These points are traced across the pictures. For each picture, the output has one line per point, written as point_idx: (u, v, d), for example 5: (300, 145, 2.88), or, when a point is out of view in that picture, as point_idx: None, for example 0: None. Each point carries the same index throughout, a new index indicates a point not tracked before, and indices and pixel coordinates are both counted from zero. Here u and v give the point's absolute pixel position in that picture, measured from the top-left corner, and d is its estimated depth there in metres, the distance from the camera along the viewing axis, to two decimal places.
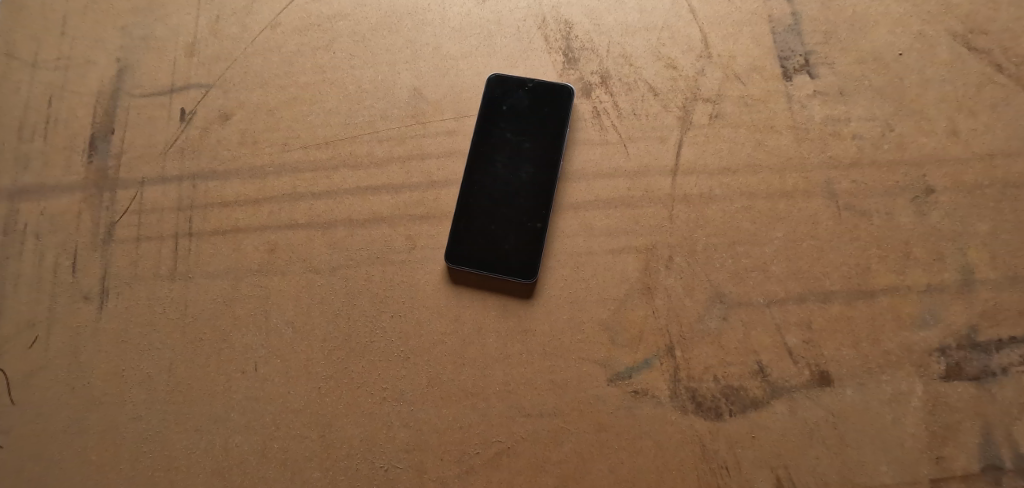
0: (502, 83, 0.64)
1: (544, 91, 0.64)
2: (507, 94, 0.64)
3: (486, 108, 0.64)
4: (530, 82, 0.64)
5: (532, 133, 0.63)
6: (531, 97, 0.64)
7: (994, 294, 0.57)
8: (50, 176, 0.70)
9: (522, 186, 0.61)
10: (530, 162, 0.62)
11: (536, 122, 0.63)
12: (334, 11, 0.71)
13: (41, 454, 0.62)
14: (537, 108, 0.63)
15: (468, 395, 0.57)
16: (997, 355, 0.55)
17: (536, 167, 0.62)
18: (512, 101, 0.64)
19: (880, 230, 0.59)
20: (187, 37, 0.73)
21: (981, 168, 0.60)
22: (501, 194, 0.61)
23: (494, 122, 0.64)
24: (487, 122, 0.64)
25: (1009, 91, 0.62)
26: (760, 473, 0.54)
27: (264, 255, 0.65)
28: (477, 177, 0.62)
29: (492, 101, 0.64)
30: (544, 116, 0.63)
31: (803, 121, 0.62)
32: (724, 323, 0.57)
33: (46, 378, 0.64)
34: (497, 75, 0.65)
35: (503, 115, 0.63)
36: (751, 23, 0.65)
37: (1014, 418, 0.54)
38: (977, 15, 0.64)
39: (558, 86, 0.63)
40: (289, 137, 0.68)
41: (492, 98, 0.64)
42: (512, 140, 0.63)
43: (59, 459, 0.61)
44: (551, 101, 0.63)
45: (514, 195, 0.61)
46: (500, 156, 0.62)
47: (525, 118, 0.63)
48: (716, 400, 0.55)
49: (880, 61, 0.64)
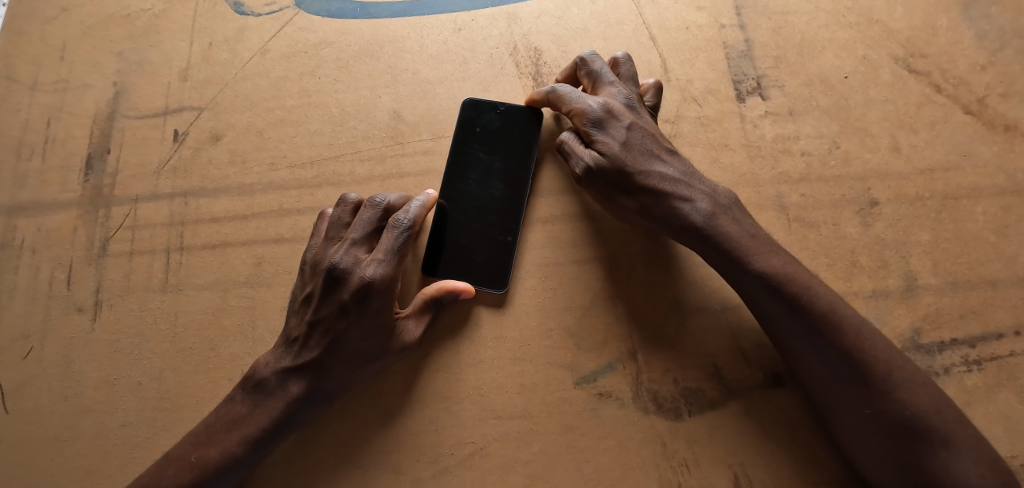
0: (475, 106, 0.68)
1: (513, 112, 0.68)
2: (480, 115, 0.68)
3: (460, 129, 0.68)
4: (501, 105, 0.68)
5: (502, 152, 0.67)
6: (502, 119, 0.68)
7: (935, 299, 0.61)
8: (48, 193, 0.74)
9: (494, 202, 0.65)
10: (500, 177, 0.66)
11: (505, 142, 0.67)
12: (320, 39, 0.76)
13: (33, 460, 0.65)
14: (508, 130, 0.67)
15: (442, 398, 0.61)
16: (940, 356, 0.59)
17: (507, 183, 0.66)
18: (484, 122, 0.68)
19: (827, 241, 0.63)
20: (181, 63, 0.77)
21: (922, 182, 0.65)
22: (473, 209, 0.65)
23: (467, 142, 0.67)
24: (461, 142, 0.67)
25: (948, 110, 0.67)
26: (716, 470, 0.57)
27: (251, 267, 0.68)
28: (451, 191, 0.66)
29: (466, 122, 0.68)
30: (513, 135, 0.67)
31: (755, 139, 0.67)
32: (683, 328, 0.61)
33: (38, 388, 0.67)
34: (471, 98, 0.69)
35: (476, 135, 0.67)
36: (707, 48, 0.70)
37: None
38: (917, 41, 0.70)
39: (527, 108, 0.68)
40: (276, 157, 0.72)
41: (466, 118, 0.68)
42: (485, 158, 0.66)
43: (51, 465, 0.64)
44: (520, 123, 0.68)
45: (486, 209, 0.65)
46: (473, 173, 0.66)
47: (497, 138, 0.67)
48: (675, 401, 0.59)
49: (827, 83, 0.68)
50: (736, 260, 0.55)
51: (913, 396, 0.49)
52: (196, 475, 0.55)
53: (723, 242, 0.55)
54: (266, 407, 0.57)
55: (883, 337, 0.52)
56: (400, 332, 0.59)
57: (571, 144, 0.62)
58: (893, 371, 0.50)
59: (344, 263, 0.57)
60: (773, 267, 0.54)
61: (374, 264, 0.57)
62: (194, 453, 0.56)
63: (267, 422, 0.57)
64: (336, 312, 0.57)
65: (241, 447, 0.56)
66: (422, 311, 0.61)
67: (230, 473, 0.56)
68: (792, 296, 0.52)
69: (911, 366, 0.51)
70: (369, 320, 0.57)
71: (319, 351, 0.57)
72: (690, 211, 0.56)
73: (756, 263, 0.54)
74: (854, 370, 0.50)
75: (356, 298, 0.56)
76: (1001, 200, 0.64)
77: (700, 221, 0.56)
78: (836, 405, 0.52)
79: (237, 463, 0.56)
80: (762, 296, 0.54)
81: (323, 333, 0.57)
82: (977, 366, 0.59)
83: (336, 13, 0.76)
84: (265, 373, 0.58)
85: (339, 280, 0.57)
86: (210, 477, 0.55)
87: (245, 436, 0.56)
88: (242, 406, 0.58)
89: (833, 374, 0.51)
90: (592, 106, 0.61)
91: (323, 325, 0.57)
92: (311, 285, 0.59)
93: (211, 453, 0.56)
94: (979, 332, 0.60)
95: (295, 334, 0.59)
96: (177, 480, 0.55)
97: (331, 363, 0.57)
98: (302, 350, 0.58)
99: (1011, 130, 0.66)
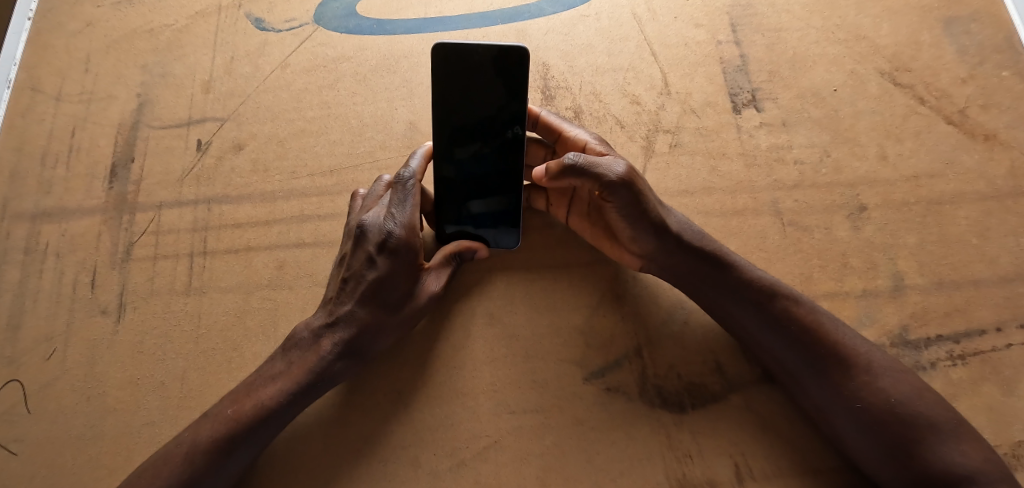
0: (447, 60, 0.62)
1: (492, 57, 0.62)
2: (456, 66, 0.62)
3: (439, 93, 0.63)
4: (475, 49, 0.62)
5: (491, 108, 0.63)
6: (483, 70, 0.62)
7: (922, 298, 0.64)
8: (72, 200, 0.76)
9: (494, 160, 0.65)
10: (494, 136, 0.64)
11: (491, 91, 0.63)
12: (338, 54, 0.82)
13: (55, 460, 0.62)
14: (492, 83, 0.63)
15: (458, 394, 0.63)
16: (926, 351, 0.62)
17: (501, 139, 0.64)
18: (463, 79, 0.63)
19: (821, 244, 0.67)
20: (204, 76, 0.82)
21: (908, 188, 0.69)
22: (472, 170, 0.65)
23: (451, 106, 0.64)
24: (445, 107, 0.64)
25: (931, 121, 0.72)
26: (720, 461, 0.59)
27: (273, 271, 0.71)
28: (444, 149, 0.65)
29: (444, 82, 0.63)
30: (498, 81, 0.63)
31: (751, 148, 0.71)
32: (685, 326, 0.65)
33: (61, 389, 0.66)
34: (439, 49, 0.62)
35: (459, 91, 0.63)
36: (705, 63, 0.76)
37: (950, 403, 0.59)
38: (902, 56, 0.76)
39: (506, 55, 0.62)
40: (298, 166, 0.76)
41: (442, 72, 0.63)
42: (473, 117, 0.64)
43: (73, 464, 0.62)
44: (502, 65, 0.62)
45: (485, 168, 0.65)
46: (462, 132, 0.64)
47: (482, 97, 0.63)
48: (679, 395, 0.62)
49: (818, 96, 0.74)
50: (726, 269, 0.59)
51: (895, 384, 0.53)
52: (231, 426, 0.55)
53: (715, 255, 0.60)
54: (302, 362, 0.59)
55: (858, 335, 0.57)
56: (423, 284, 0.64)
57: (591, 157, 0.59)
58: (873, 362, 0.54)
59: (368, 221, 0.62)
60: (756, 275, 0.59)
61: (394, 216, 0.61)
62: (232, 407, 0.57)
63: (302, 377, 0.58)
64: (363, 264, 0.61)
65: (278, 399, 0.57)
66: (441, 266, 0.66)
67: (264, 427, 0.56)
68: (774, 297, 0.57)
69: (888, 358, 0.55)
70: (395, 269, 0.61)
71: (352, 303, 0.60)
72: (690, 228, 0.62)
73: (741, 270, 0.59)
74: (840, 365, 0.54)
75: (379, 248, 0.60)
76: (981, 205, 0.68)
77: (699, 234, 0.61)
78: (828, 404, 0.55)
79: (272, 415, 0.56)
80: (754, 301, 0.58)
81: (353, 287, 0.61)
82: (961, 361, 0.61)
83: (354, 29, 0.84)
84: (303, 334, 0.60)
85: (363, 236, 0.62)
86: (248, 429, 0.55)
87: (282, 388, 0.57)
88: (281, 364, 0.59)
89: (820, 369, 0.55)
90: (587, 138, 0.66)
91: (353, 279, 0.61)
92: (345, 249, 0.64)
93: (248, 406, 0.56)
94: (963, 329, 0.63)
95: (331, 296, 0.62)
96: (213, 434, 0.55)
97: (363, 315, 0.60)
98: (337, 306, 0.61)
99: (991, 139, 0.71)
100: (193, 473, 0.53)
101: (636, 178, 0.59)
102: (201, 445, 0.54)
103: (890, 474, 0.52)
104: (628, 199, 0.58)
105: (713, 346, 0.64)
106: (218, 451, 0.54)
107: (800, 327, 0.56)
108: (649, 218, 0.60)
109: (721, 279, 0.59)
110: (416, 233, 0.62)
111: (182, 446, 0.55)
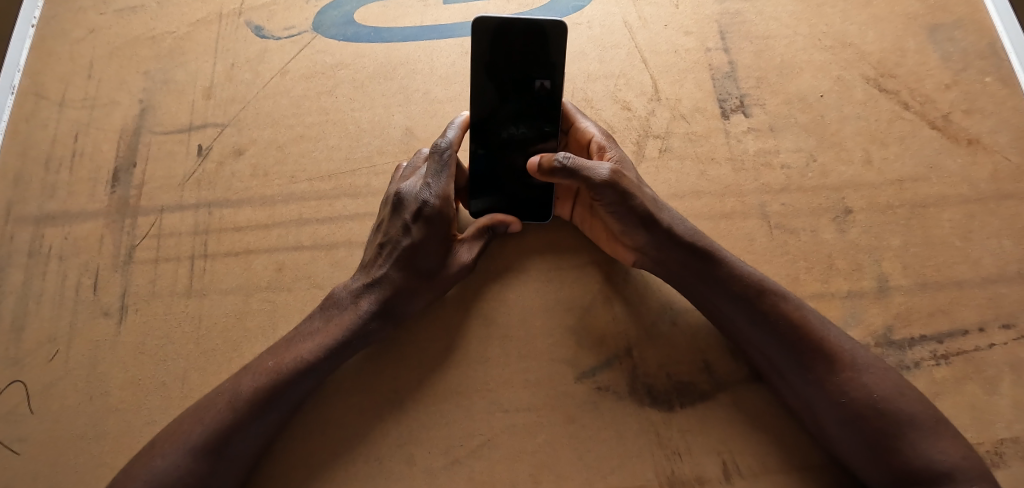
0: (492, 31, 0.64)
1: (532, 30, 0.64)
2: (497, 38, 0.65)
3: (483, 64, 0.65)
4: (516, 23, 0.64)
5: (532, 81, 0.66)
6: (525, 43, 0.65)
7: (906, 298, 0.65)
8: (75, 204, 0.78)
9: (527, 133, 0.68)
10: (532, 110, 0.67)
11: (529, 64, 0.66)
12: (336, 61, 0.84)
13: (57, 459, 0.64)
14: (534, 56, 0.65)
15: (453, 393, 0.65)
16: (911, 351, 0.63)
17: (537, 111, 0.67)
18: (507, 51, 0.65)
19: (807, 246, 0.68)
20: (205, 82, 0.84)
21: (892, 191, 0.71)
22: (507, 142, 0.68)
23: (494, 77, 0.66)
24: (488, 78, 0.66)
25: (916, 126, 0.74)
26: (708, 458, 0.61)
27: (272, 273, 0.72)
28: (481, 120, 0.68)
29: (487, 54, 0.65)
30: (536, 55, 0.65)
31: (739, 152, 0.73)
32: (675, 326, 0.66)
33: (63, 389, 0.67)
34: (483, 20, 0.64)
35: (502, 63, 0.65)
36: (693, 70, 0.78)
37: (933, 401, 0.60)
38: (887, 62, 0.78)
39: (549, 29, 0.64)
40: (296, 171, 0.77)
41: (483, 44, 0.65)
42: (515, 90, 0.66)
43: (75, 463, 0.63)
44: (541, 39, 0.65)
45: (520, 139, 0.68)
46: (499, 103, 0.67)
47: (524, 70, 0.66)
48: (668, 394, 0.64)
49: (805, 102, 0.76)
50: (716, 265, 0.60)
51: (878, 381, 0.54)
52: (272, 378, 0.58)
53: (705, 252, 0.61)
54: (340, 320, 0.62)
55: (844, 332, 0.58)
56: (455, 254, 0.67)
57: (579, 159, 0.61)
58: (857, 358, 0.56)
59: (405, 189, 0.66)
60: (745, 271, 0.60)
61: (429, 186, 0.64)
62: (274, 360, 0.60)
63: (341, 333, 0.62)
64: (400, 231, 0.64)
65: (317, 354, 0.60)
66: (474, 238, 0.68)
67: (302, 382, 0.59)
68: (763, 294, 0.59)
69: (871, 355, 0.57)
70: (430, 237, 0.64)
71: (387, 267, 0.64)
72: (682, 225, 0.63)
73: (731, 267, 0.60)
74: (826, 361, 0.56)
75: (415, 216, 0.64)
76: (965, 208, 0.69)
77: (691, 231, 0.63)
78: (814, 399, 0.56)
79: (311, 370, 0.60)
80: (743, 296, 0.59)
81: (389, 251, 0.64)
82: (945, 360, 0.62)
83: (352, 37, 0.86)
84: (341, 293, 0.64)
85: (400, 203, 0.65)
86: (290, 381, 0.59)
87: (322, 344, 0.61)
88: (318, 322, 0.63)
89: (806, 365, 0.56)
90: (594, 130, 0.69)
91: (389, 244, 0.64)
92: (382, 213, 0.68)
93: (289, 359, 0.60)
94: (947, 329, 0.64)
95: (368, 259, 0.66)
96: (255, 383, 0.58)
97: (398, 278, 0.63)
98: (374, 267, 0.64)
99: (974, 143, 0.72)
100: (235, 418, 0.56)
101: (623, 179, 0.61)
102: (244, 394, 0.57)
103: (871, 469, 0.54)
104: (614, 199, 0.61)
105: (701, 346, 0.65)
106: (261, 400, 0.57)
107: (787, 322, 0.57)
108: (639, 214, 0.61)
109: (711, 274, 0.60)
110: (450, 203, 0.65)
111: (224, 394, 0.58)
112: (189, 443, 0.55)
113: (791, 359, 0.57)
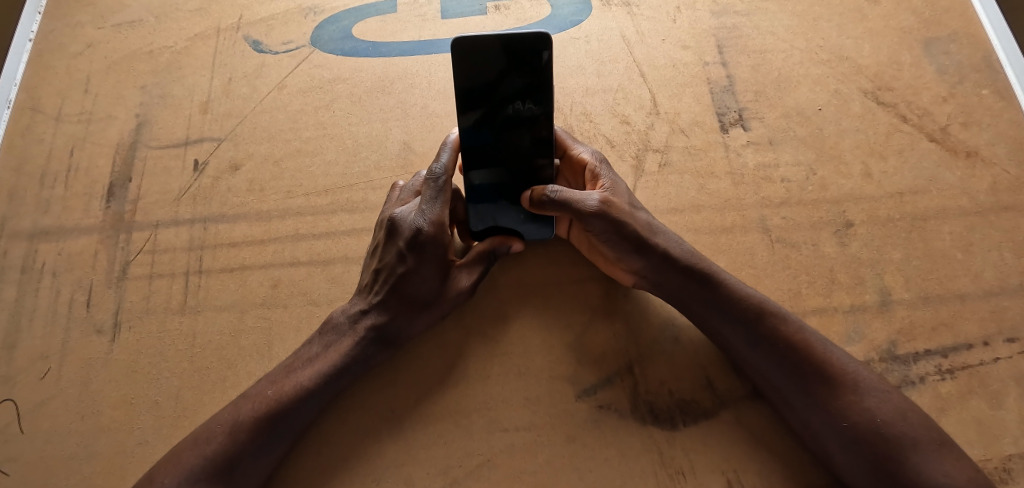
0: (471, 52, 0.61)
1: (515, 45, 0.61)
2: (475, 61, 0.61)
3: (467, 85, 0.62)
4: (491, 41, 0.60)
5: (520, 97, 0.63)
6: (508, 60, 0.61)
7: (908, 312, 0.65)
8: (70, 219, 0.77)
9: (521, 150, 0.65)
10: (524, 126, 0.64)
11: (514, 77, 0.62)
12: (334, 76, 0.84)
13: (46, 481, 0.62)
14: (520, 71, 0.62)
15: (452, 413, 0.63)
16: (915, 366, 0.62)
17: (532, 123, 0.64)
18: (489, 70, 0.62)
19: (808, 259, 0.68)
20: (203, 97, 0.83)
21: (892, 204, 0.70)
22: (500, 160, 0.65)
23: (481, 97, 0.63)
24: (474, 99, 0.63)
25: (914, 138, 0.74)
26: (712, 477, 0.59)
27: (268, 289, 0.71)
28: (471, 141, 0.65)
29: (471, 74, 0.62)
30: (520, 67, 0.62)
31: (739, 166, 0.73)
32: (676, 343, 0.66)
33: (53, 409, 0.66)
34: (461, 43, 0.61)
35: (485, 82, 0.62)
36: (692, 84, 0.79)
37: (940, 417, 0.59)
38: (883, 76, 0.78)
39: (531, 42, 0.61)
40: (293, 186, 0.77)
41: (461, 68, 0.61)
42: (503, 108, 0.63)
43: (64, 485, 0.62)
44: (522, 49, 0.61)
45: (522, 157, 0.65)
46: (488, 122, 0.64)
47: (511, 86, 0.62)
48: (670, 412, 0.63)
49: (803, 115, 0.76)
50: (715, 288, 0.60)
51: (881, 404, 0.53)
52: (271, 405, 0.57)
53: (704, 275, 0.60)
54: (338, 346, 0.62)
55: (846, 353, 0.57)
56: (453, 281, 0.65)
57: (567, 191, 0.62)
58: (860, 381, 0.54)
59: (400, 214, 0.65)
60: (745, 292, 0.60)
61: (424, 212, 0.63)
62: (271, 387, 0.59)
63: (338, 359, 0.61)
64: (394, 258, 0.63)
65: (315, 380, 0.59)
66: (473, 263, 0.66)
67: (302, 406, 0.59)
68: (762, 316, 0.58)
69: (874, 377, 0.55)
70: (425, 263, 0.63)
71: (383, 293, 0.63)
72: (680, 248, 0.62)
73: (731, 289, 0.59)
74: (828, 385, 0.55)
75: (409, 242, 0.62)
76: (965, 220, 0.69)
77: (689, 254, 0.62)
78: (817, 423, 0.55)
79: (309, 396, 0.59)
80: (743, 321, 0.58)
81: (383, 278, 0.63)
82: (950, 375, 0.61)
83: (350, 51, 0.86)
84: (340, 318, 0.63)
85: (395, 229, 0.64)
86: (289, 407, 0.58)
87: (320, 370, 0.60)
88: (317, 347, 0.62)
89: (808, 389, 0.55)
90: (588, 154, 0.68)
91: (384, 271, 0.63)
92: (378, 237, 0.67)
93: (288, 386, 0.59)
94: (951, 344, 0.63)
95: (365, 283, 0.65)
96: (254, 412, 0.57)
97: (394, 304, 0.63)
98: (372, 293, 0.64)
99: (972, 156, 0.72)
100: (235, 447, 0.55)
101: (614, 207, 0.62)
102: (244, 422, 0.56)
103: None
104: (606, 229, 0.61)
105: (704, 362, 0.65)
106: (260, 427, 0.56)
107: (789, 345, 0.56)
108: (633, 242, 0.61)
109: (710, 297, 0.60)
110: (445, 230, 0.63)
111: (224, 424, 0.57)
112: (190, 472, 0.54)
113: (793, 383, 0.56)
